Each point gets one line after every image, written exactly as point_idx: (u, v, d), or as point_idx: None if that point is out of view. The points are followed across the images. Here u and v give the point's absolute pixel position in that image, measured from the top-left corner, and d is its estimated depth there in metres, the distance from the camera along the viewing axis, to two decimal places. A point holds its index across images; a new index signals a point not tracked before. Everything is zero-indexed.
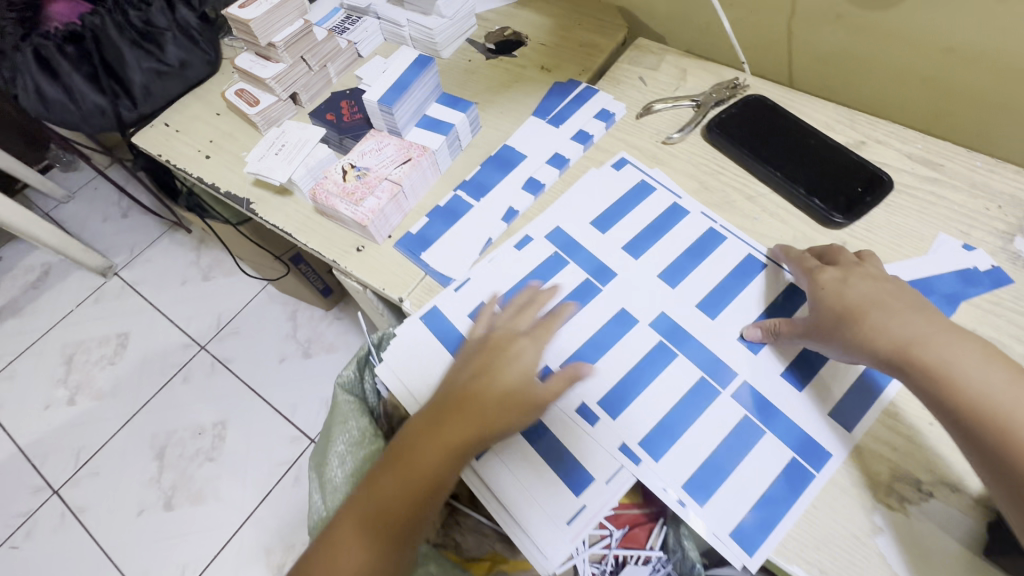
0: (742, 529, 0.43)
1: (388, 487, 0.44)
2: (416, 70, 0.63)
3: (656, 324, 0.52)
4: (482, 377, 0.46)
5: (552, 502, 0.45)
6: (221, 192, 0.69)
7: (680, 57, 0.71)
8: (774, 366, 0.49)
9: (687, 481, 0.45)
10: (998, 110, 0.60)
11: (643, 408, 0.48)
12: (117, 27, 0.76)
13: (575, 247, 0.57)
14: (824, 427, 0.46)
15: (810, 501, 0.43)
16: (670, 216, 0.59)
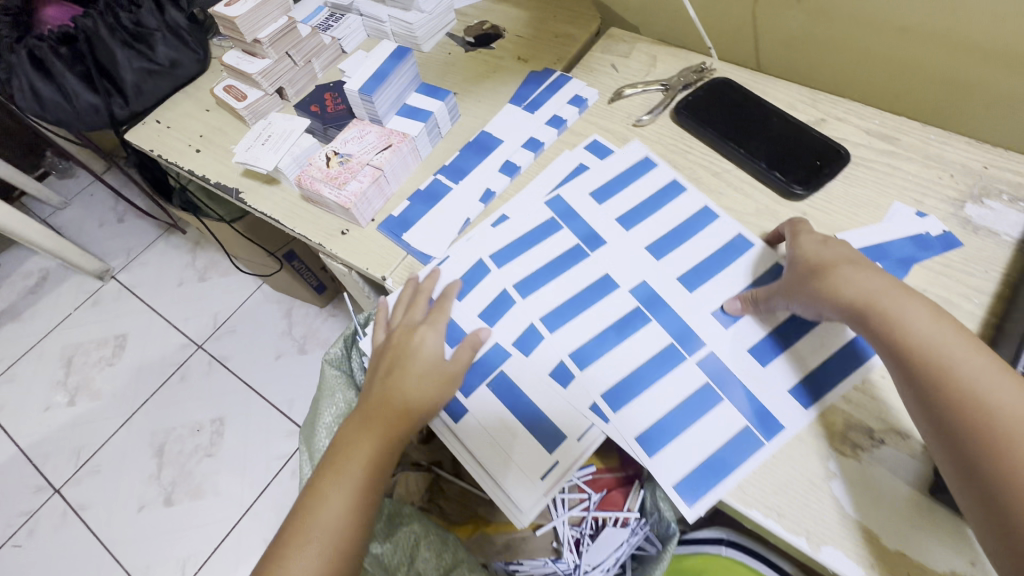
0: (696, 475, 0.45)
1: (327, 484, 0.47)
2: (394, 61, 0.66)
3: (636, 291, 0.54)
4: (395, 367, 0.51)
5: (527, 459, 0.48)
6: (212, 183, 0.72)
7: (650, 45, 0.74)
8: (745, 338, 0.51)
9: (641, 433, 0.47)
10: (951, 85, 0.63)
11: (609, 368, 0.50)
12: (109, 28, 0.78)
13: (573, 216, 0.59)
14: (786, 392, 0.48)
15: (766, 455, 0.46)
16: (666, 190, 0.61)
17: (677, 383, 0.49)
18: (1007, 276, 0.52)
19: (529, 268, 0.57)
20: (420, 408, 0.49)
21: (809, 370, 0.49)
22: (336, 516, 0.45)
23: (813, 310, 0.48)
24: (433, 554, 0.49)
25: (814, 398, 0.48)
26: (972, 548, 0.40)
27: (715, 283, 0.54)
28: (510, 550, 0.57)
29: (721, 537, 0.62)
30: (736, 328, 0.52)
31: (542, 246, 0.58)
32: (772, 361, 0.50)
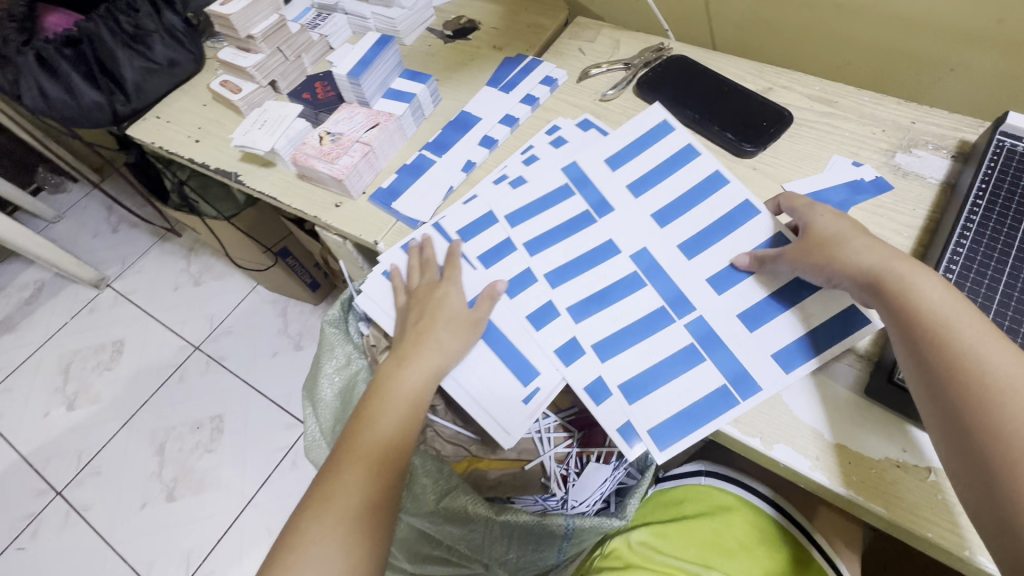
0: (660, 427, 0.50)
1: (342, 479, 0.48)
2: (378, 48, 0.73)
3: (636, 257, 0.58)
4: (423, 321, 0.56)
5: (510, 388, 0.54)
6: (211, 168, 0.77)
7: (614, 30, 0.81)
8: (736, 302, 0.54)
9: (626, 381, 0.52)
10: (882, 54, 0.70)
11: (608, 320, 0.55)
12: (110, 32, 0.83)
13: (586, 181, 0.63)
14: (769, 356, 0.51)
15: (731, 419, 0.49)
16: (682, 157, 0.62)
17: (653, 347, 0.53)
18: (932, 213, 0.59)
19: (546, 226, 0.61)
20: (450, 350, 0.54)
21: (794, 336, 0.51)
22: (347, 508, 0.46)
23: (819, 272, 0.49)
24: (430, 479, 0.53)
25: (793, 361, 0.50)
26: (903, 438, 0.46)
27: (720, 249, 0.57)
28: (500, 487, 0.62)
29: (699, 469, 0.65)
30: (729, 294, 0.54)
31: (560, 204, 0.62)
32: (759, 327, 0.52)
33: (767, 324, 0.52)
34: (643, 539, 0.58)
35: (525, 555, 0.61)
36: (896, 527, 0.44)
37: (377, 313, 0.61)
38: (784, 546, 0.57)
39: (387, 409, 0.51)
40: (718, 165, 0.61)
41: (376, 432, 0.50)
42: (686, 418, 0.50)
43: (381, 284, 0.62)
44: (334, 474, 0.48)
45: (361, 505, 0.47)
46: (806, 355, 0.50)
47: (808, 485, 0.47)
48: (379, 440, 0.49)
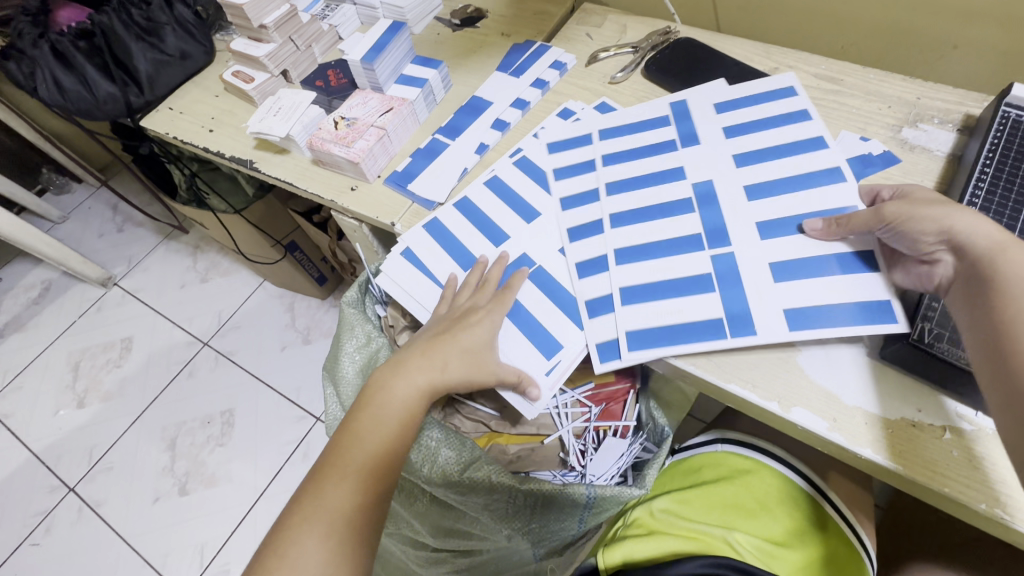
0: (643, 338, 0.52)
1: (334, 482, 0.47)
2: (390, 34, 0.74)
3: (696, 186, 0.59)
4: (447, 333, 0.54)
5: (530, 361, 0.55)
6: (226, 156, 0.78)
7: (620, 15, 0.82)
8: (774, 251, 0.53)
9: (628, 285, 0.55)
10: (886, 33, 0.71)
11: (643, 232, 0.58)
12: (123, 25, 0.85)
13: (685, 116, 0.65)
14: (782, 310, 0.50)
15: (714, 344, 0.50)
16: (785, 118, 0.62)
17: (670, 265, 0.55)
18: (939, 184, 0.60)
19: (624, 147, 0.65)
20: (457, 371, 0.52)
21: (822, 300, 0.50)
22: (335, 517, 0.46)
23: (916, 240, 0.46)
24: (453, 452, 0.54)
25: (803, 320, 0.50)
26: (918, 398, 0.47)
27: (790, 199, 0.56)
28: (520, 461, 0.62)
29: (715, 438, 0.68)
30: (770, 242, 0.54)
31: (647, 131, 0.65)
32: (785, 279, 0.52)
33: (795, 279, 0.51)
34: (665, 505, 0.59)
35: (547, 525, 0.62)
36: (910, 483, 0.45)
37: (398, 292, 0.62)
38: (801, 504, 0.60)
39: (375, 426, 0.50)
40: (820, 132, 0.59)
41: (360, 448, 0.49)
42: (677, 333, 0.52)
43: (402, 265, 0.63)
44: (336, 465, 0.48)
45: (350, 516, 0.46)
46: (829, 318, 0.49)
47: (825, 446, 0.48)
48: (371, 448, 0.49)
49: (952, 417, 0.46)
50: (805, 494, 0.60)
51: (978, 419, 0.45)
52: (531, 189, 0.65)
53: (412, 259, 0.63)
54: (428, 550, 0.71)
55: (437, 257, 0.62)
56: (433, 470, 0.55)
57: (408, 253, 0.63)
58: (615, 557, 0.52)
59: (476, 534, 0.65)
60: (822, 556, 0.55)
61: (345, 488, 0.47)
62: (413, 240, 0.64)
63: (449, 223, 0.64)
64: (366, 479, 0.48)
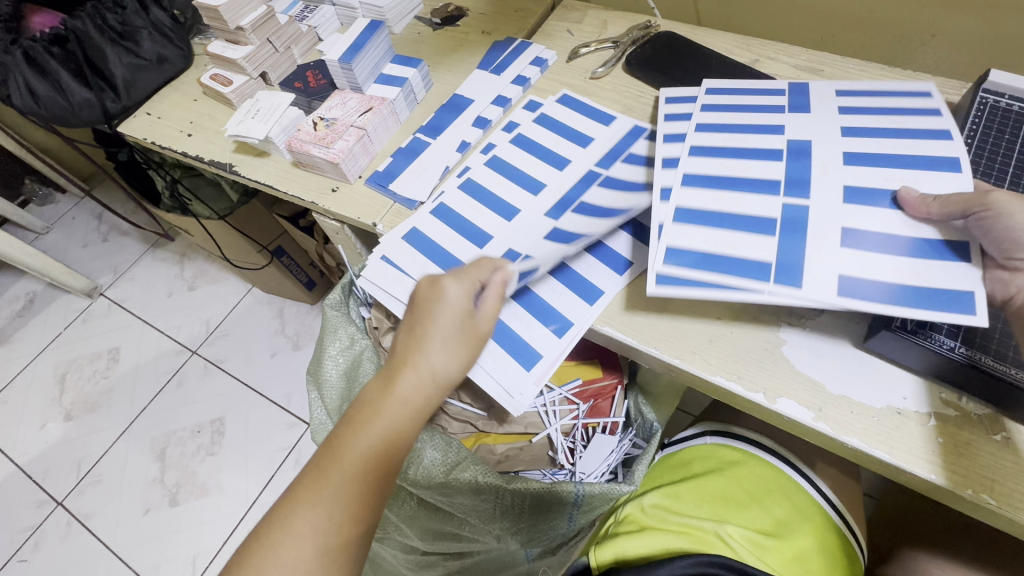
0: (677, 262, 0.50)
1: (317, 506, 0.43)
2: (369, 33, 0.74)
3: (794, 142, 0.55)
4: (427, 328, 0.47)
5: (510, 363, 0.54)
6: (205, 160, 0.77)
7: (600, 11, 0.82)
8: (854, 216, 0.49)
9: (687, 208, 0.52)
10: (867, 21, 0.71)
11: (717, 165, 0.55)
12: (98, 29, 0.83)
13: (801, 92, 0.61)
14: (841, 274, 0.46)
15: (753, 286, 0.47)
16: (918, 109, 0.55)
17: (737, 201, 0.52)
18: None
19: (733, 103, 0.61)
20: (445, 368, 0.47)
21: (892, 278, 0.45)
22: (320, 546, 0.42)
23: (1005, 243, 0.42)
24: (439, 454, 0.55)
25: (855, 291, 0.45)
26: (901, 386, 0.47)
27: (891, 172, 0.50)
28: (508, 461, 0.63)
29: (704, 431, 0.68)
30: (853, 207, 0.49)
31: (756, 96, 0.61)
32: (852, 247, 0.47)
33: (864, 251, 0.47)
34: (656, 501, 0.59)
35: (537, 525, 0.62)
36: (894, 469, 0.45)
37: (377, 289, 0.61)
38: (792, 494, 0.59)
39: (359, 447, 0.44)
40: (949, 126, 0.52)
41: (343, 472, 0.44)
42: (711, 264, 0.49)
43: (382, 269, 0.61)
44: (317, 489, 0.43)
45: (337, 542, 0.42)
46: (894, 300, 0.44)
47: (811, 436, 0.48)
48: (353, 468, 0.44)
49: (937, 403, 0.46)
50: (795, 483, 0.60)
51: (962, 403, 0.45)
52: (504, 184, 0.65)
53: (391, 262, 0.62)
54: (419, 553, 0.70)
55: (416, 261, 0.61)
56: (419, 473, 0.55)
57: (387, 259, 0.62)
58: (607, 554, 0.53)
59: (466, 535, 0.65)
60: (811, 545, 0.55)
61: (317, 515, 0.42)
62: (391, 247, 0.63)
63: (426, 228, 0.63)
64: (351, 506, 0.43)
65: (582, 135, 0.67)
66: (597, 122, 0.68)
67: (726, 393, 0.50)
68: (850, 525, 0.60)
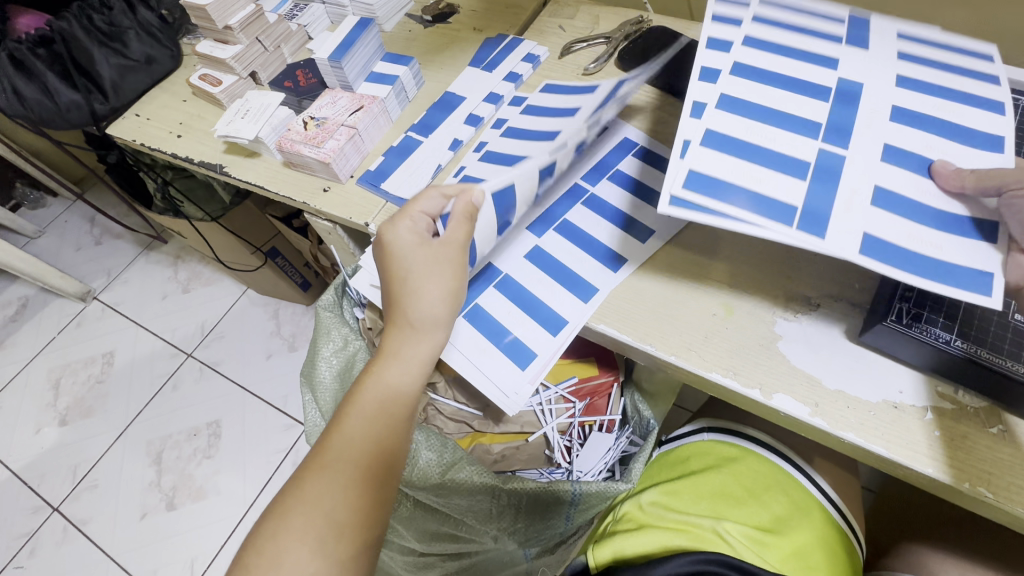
0: (701, 185, 0.44)
1: (320, 469, 0.44)
2: (359, 31, 0.73)
3: (844, 83, 0.50)
4: (396, 281, 0.50)
5: (504, 362, 0.54)
6: (195, 162, 0.76)
7: (592, 6, 0.81)
8: (887, 176, 0.45)
9: (719, 132, 0.46)
10: None
11: (758, 93, 0.48)
12: (83, 30, 0.83)
13: (861, 24, 0.55)
14: (865, 230, 0.43)
15: (782, 229, 0.43)
16: (978, 74, 0.50)
17: (771, 136, 0.46)
18: None
19: (786, 21, 0.55)
20: (422, 311, 0.49)
21: (914, 246, 0.42)
22: (327, 505, 0.42)
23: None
24: (435, 454, 0.54)
25: (881, 253, 0.42)
26: (898, 380, 0.47)
27: (931, 138, 0.46)
28: (505, 460, 0.63)
29: (702, 427, 0.67)
30: (889, 165, 0.45)
31: (813, 19, 0.55)
32: (883, 204, 0.44)
33: (893, 214, 0.44)
34: (654, 498, 0.58)
35: (534, 524, 0.62)
36: (892, 464, 0.45)
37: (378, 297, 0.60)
38: (789, 489, 0.59)
39: (354, 409, 0.46)
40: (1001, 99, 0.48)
41: (342, 435, 0.45)
42: (737, 191, 0.44)
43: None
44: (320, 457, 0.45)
45: (344, 497, 0.43)
46: (919, 270, 0.41)
47: (807, 431, 0.48)
48: (350, 427, 0.45)
49: (933, 397, 0.46)
50: (793, 479, 0.60)
51: (959, 397, 0.45)
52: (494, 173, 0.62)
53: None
54: (416, 555, 0.70)
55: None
56: (414, 474, 0.54)
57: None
58: (606, 553, 0.52)
59: (464, 536, 0.64)
60: (809, 541, 0.55)
61: (321, 480, 0.43)
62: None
63: None
64: (353, 463, 0.44)
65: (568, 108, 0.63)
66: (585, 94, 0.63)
67: (720, 389, 0.50)
68: (848, 519, 0.59)
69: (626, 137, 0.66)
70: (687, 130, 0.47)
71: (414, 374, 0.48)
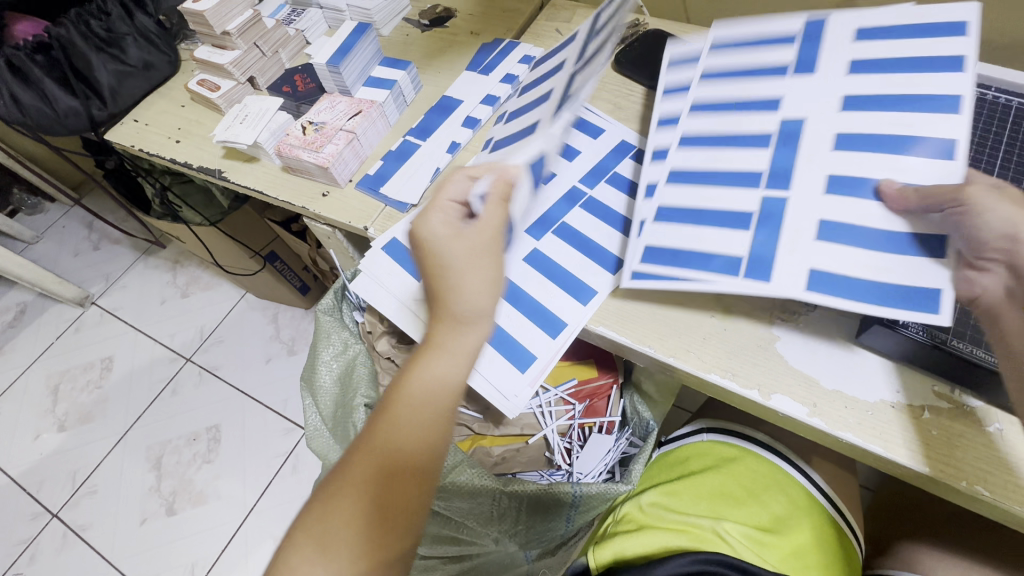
0: (652, 257, 0.53)
1: (364, 473, 0.42)
2: (356, 36, 0.74)
3: (789, 121, 0.53)
4: (436, 271, 0.47)
5: (504, 365, 0.54)
6: (194, 167, 0.76)
7: (588, 10, 0.81)
8: (833, 209, 0.48)
9: (667, 205, 0.54)
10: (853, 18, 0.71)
11: (703, 157, 0.55)
12: (82, 37, 0.83)
13: (817, 38, 0.57)
14: (809, 268, 0.47)
15: (724, 283, 0.49)
16: (939, 64, 0.50)
17: (716, 196, 0.53)
18: None
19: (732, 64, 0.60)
20: (465, 303, 0.45)
21: (860, 274, 0.46)
22: (374, 509, 0.41)
23: (976, 242, 0.41)
24: None
25: (825, 285, 0.46)
26: (895, 380, 0.47)
27: (876, 158, 0.48)
28: (506, 462, 0.63)
29: (701, 428, 0.68)
30: (833, 198, 0.49)
31: (762, 51, 0.59)
32: (828, 239, 0.47)
33: (840, 246, 0.47)
34: (653, 499, 0.59)
35: (534, 526, 0.62)
36: (890, 463, 0.45)
37: (390, 304, 0.59)
38: (788, 488, 0.59)
39: (395, 410, 0.44)
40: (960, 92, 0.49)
41: (386, 437, 0.43)
42: (689, 257, 0.51)
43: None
44: (362, 458, 0.43)
45: (391, 500, 0.42)
46: (862, 297, 0.45)
47: (804, 431, 0.48)
48: (392, 429, 0.43)
49: (930, 396, 0.46)
50: (792, 479, 0.60)
51: (955, 396, 0.46)
52: None
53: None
54: (418, 557, 0.70)
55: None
56: None
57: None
58: (606, 554, 0.52)
59: (465, 538, 0.64)
60: (809, 541, 0.55)
61: (365, 484, 0.42)
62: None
63: None
64: (398, 466, 0.42)
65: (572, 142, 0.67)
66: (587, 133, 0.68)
67: (715, 390, 0.51)
68: (848, 519, 0.59)
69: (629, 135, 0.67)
70: (652, 175, 0.57)
71: (456, 362, 0.45)
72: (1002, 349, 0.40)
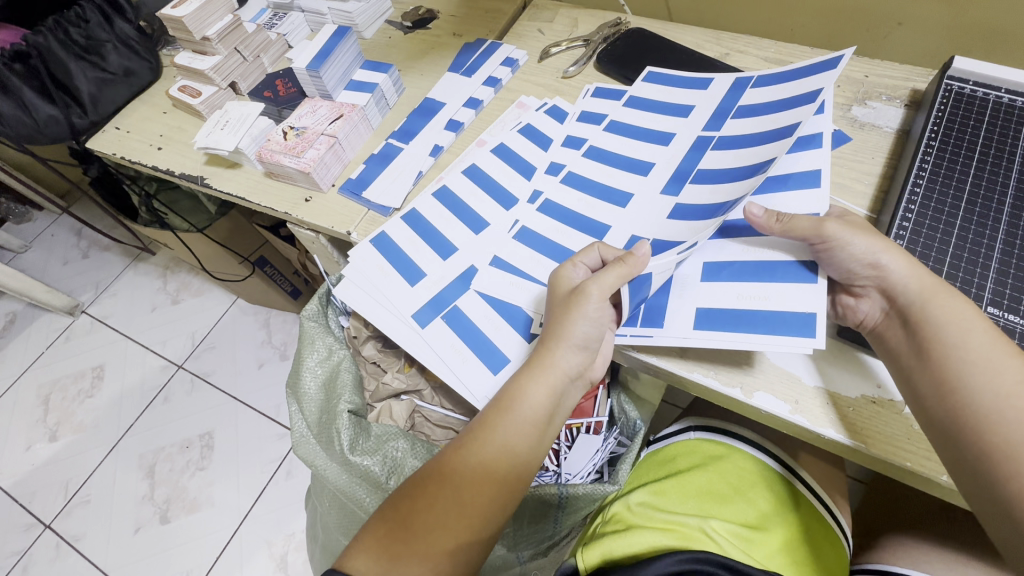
0: None
1: (464, 483, 0.45)
2: (336, 39, 0.73)
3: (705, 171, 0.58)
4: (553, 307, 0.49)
5: (472, 370, 0.54)
6: (176, 174, 0.76)
7: (571, 10, 0.81)
8: (717, 253, 0.53)
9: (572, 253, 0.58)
10: (833, 15, 0.71)
11: (630, 211, 0.59)
12: (60, 44, 0.83)
13: (737, 90, 0.63)
14: (696, 307, 0.50)
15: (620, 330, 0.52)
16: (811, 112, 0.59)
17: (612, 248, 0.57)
18: (889, 160, 0.59)
19: (653, 121, 0.65)
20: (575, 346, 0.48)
21: (745, 305, 0.48)
22: (469, 517, 0.44)
23: (847, 272, 0.46)
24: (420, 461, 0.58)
25: (710, 321, 0.49)
26: (878, 375, 0.47)
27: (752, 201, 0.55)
28: None
29: (688, 426, 0.68)
30: (716, 242, 0.53)
31: (682, 109, 0.65)
32: (711, 280, 0.51)
33: (726, 281, 0.50)
34: (642, 499, 0.59)
35: (524, 527, 0.62)
36: (871, 459, 0.45)
37: (372, 308, 0.60)
38: (773, 485, 0.60)
39: (506, 433, 0.46)
40: (821, 130, 0.58)
41: (491, 454, 0.46)
42: None
43: (496, 275, 0.58)
44: (460, 467, 0.46)
45: (484, 513, 0.45)
46: (742, 326, 0.47)
47: (789, 429, 0.48)
48: (496, 448, 0.46)
49: None
50: (777, 476, 0.60)
51: None
52: (474, 192, 0.65)
53: (504, 266, 0.59)
54: None
55: (537, 260, 0.58)
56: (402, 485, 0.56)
57: (498, 261, 0.59)
58: (594, 556, 0.52)
59: None
60: (795, 539, 0.55)
61: (460, 489, 0.45)
62: (502, 247, 0.61)
63: (394, 237, 0.63)
64: (497, 485, 0.45)
65: (680, 105, 0.65)
66: (694, 90, 0.66)
67: (699, 389, 0.51)
68: (838, 518, 0.59)
69: (738, 77, 0.64)
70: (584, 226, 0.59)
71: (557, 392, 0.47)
72: (894, 367, 0.44)
